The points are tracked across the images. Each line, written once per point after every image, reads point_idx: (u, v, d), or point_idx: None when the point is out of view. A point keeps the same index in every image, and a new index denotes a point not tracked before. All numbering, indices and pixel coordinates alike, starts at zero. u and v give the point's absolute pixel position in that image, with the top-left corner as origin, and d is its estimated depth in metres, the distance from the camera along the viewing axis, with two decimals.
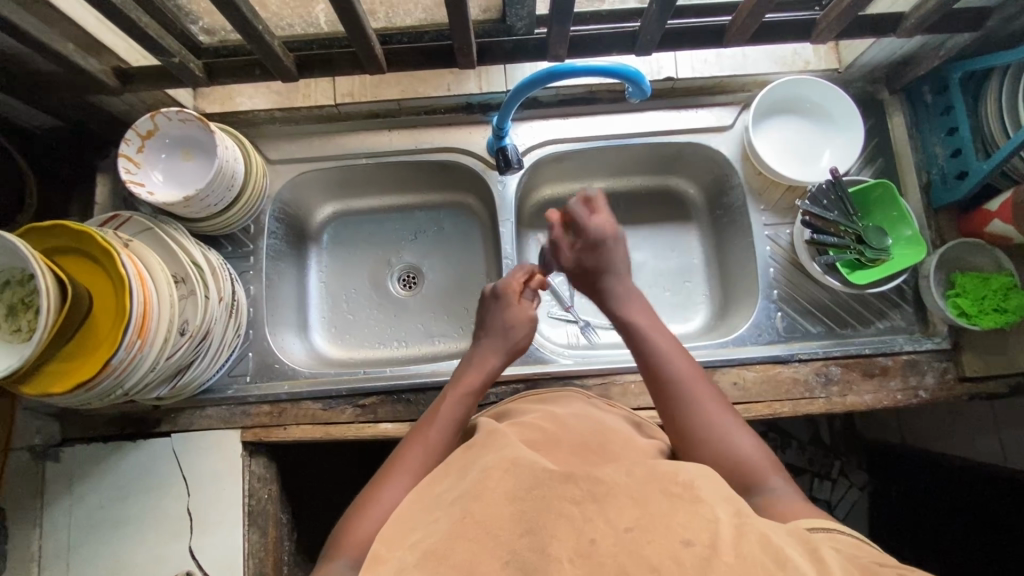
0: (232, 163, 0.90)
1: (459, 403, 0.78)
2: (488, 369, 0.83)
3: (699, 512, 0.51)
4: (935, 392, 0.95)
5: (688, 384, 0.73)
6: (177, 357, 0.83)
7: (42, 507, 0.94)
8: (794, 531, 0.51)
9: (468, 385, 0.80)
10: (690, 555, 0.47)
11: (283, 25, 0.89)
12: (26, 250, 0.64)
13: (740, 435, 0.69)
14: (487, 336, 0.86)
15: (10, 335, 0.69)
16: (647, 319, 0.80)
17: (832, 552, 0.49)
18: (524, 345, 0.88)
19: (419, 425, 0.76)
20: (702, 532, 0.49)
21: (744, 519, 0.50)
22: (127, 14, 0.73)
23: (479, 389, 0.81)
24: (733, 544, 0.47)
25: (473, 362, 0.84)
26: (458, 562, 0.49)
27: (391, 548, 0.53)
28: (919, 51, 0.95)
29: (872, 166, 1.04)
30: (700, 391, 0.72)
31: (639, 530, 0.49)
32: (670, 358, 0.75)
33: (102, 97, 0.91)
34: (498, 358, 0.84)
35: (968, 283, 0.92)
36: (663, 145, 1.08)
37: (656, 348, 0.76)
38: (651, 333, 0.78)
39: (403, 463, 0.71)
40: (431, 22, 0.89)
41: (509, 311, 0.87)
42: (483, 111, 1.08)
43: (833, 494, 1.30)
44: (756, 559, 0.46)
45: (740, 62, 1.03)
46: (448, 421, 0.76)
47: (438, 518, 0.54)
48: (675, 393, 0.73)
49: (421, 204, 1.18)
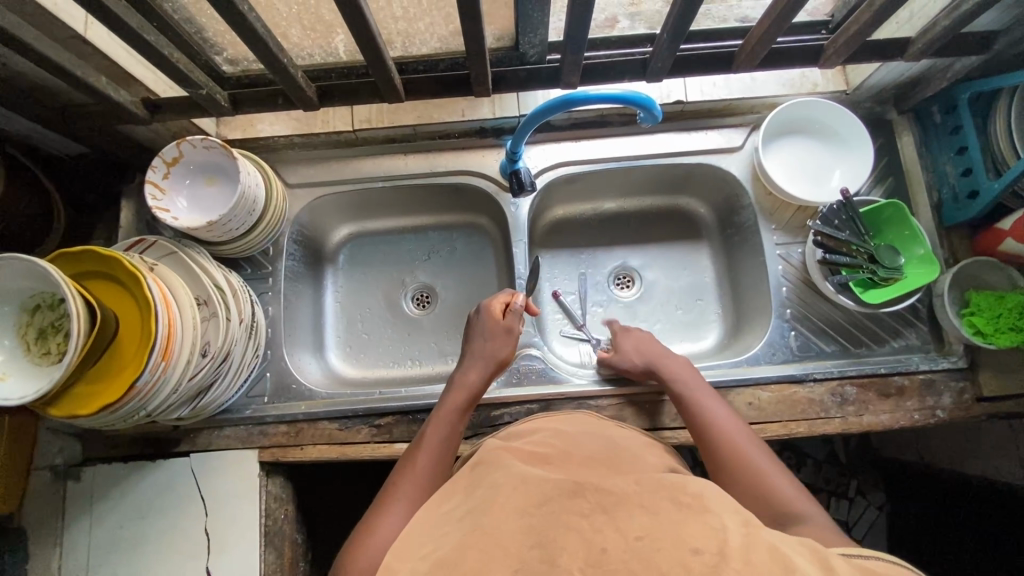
0: (253, 188, 0.93)
1: (444, 422, 0.81)
2: (470, 386, 0.86)
3: (707, 520, 0.50)
4: (952, 412, 0.95)
5: (731, 430, 0.77)
6: (199, 377, 0.85)
7: (63, 526, 0.95)
8: (804, 540, 0.51)
9: (455, 404, 0.84)
10: (698, 563, 0.46)
11: (305, 55, 0.90)
12: (58, 276, 0.66)
13: (780, 476, 0.71)
14: (468, 355, 0.90)
15: (39, 358, 0.71)
16: (691, 373, 0.88)
17: (843, 561, 0.48)
18: (508, 360, 0.91)
19: (409, 452, 0.79)
20: (709, 540, 0.48)
21: (752, 530, 0.50)
22: (158, 50, 0.76)
23: (465, 407, 0.84)
24: (741, 551, 0.46)
25: (457, 381, 0.87)
26: (467, 568, 0.49)
27: (402, 561, 0.54)
28: (926, 72, 0.97)
29: (882, 186, 1.05)
30: (740, 438, 0.76)
31: (649, 539, 0.49)
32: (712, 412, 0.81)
33: (130, 126, 0.95)
34: (481, 375, 0.87)
35: (983, 301, 0.92)
36: (673, 167, 1.09)
37: (699, 399, 0.83)
38: (695, 388, 0.85)
39: (399, 487, 0.73)
40: (446, 51, 0.92)
41: (494, 325, 0.91)
42: (497, 135, 1.10)
43: (851, 513, 1.28)
44: (764, 568, 0.45)
45: (748, 85, 1.05)
46: (435, 442, 0.78)
47: (448, 532, 0.55)
48: (716, 437, 0.77)
49: (435, 225, 1.20)
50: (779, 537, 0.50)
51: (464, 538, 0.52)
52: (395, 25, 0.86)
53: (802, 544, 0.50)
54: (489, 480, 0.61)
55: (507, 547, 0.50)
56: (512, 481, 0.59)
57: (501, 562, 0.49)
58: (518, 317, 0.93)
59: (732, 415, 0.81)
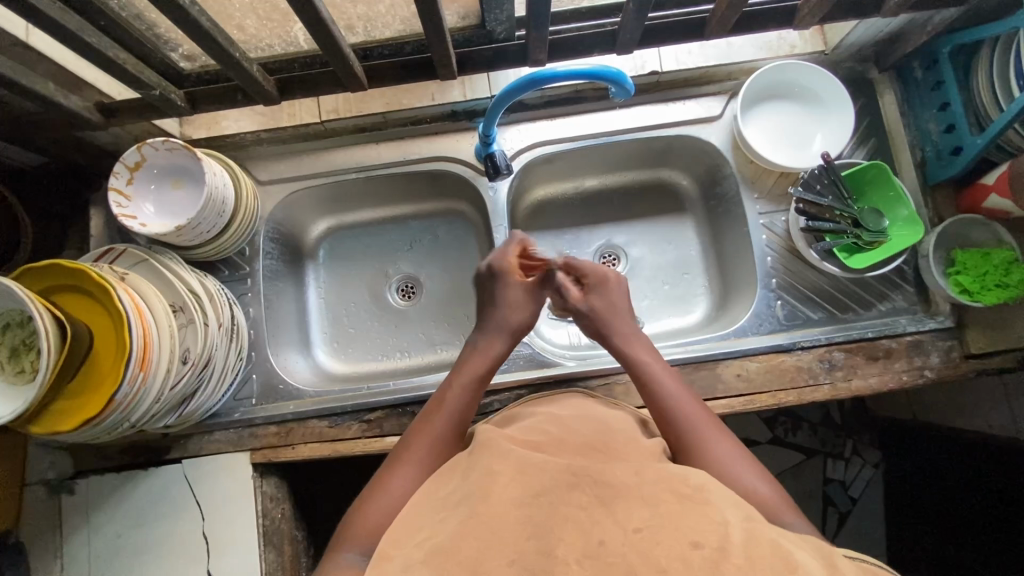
0: (221, 189, 0.90)
1: (462, 388, 0.76)
2: (492, 355, 0.80)
3: (708, 514, 0.50)
4: (941, 371, 0.95)
5: (702, 431, 0.69)
6: (181, 386, 0.84)
7: (60, 540, 0.95)
8: (813, 544, 0.51)
9: (473, 370, 0.79)
10: (699, 557, 0.46)
11: (263, 46, 0.87)
12: (21, 293, 0.64)
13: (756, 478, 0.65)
14: (491, 321, 0.84)
15: (14, 377, 0.70)
16: (658, 364, 0.77)
17: (846, 561, 0.49)
18: (529, 327, 0.85)
19: (420, 418, 0.75)
20: (709, 534, 0.48)
21: (755, 524, 0.50)
22: (105, 53, 0.73)
23: (484, 373, 0.79)
24: (744, 548, 0.47)
25: (479, 347, 0.81)
26: (464, 559, 0.49)
27: (398, 545, 0.54)
28: (905, 28, 0.94)
29: (865, 147, 1.03)
30: (710, 432, 0.69)
31: (648, 531, 0.49)
32: (681, 405, 0.72)
33: (89, 132, 0.92)
34: (503, 343, 0.82)
35: (969, 259, 0.91)
36: (653, 140, 1.07)
37: (665, 392, 0.73)
38: (662, 379, 0.75)
39: (410, 452, 0.71)
40: (410, 33, 0.88)
41: (509, 288, 0.85)
42: (469, 117, 1.07)
43: (847, 473, 1.28)
44: (764, 561, 0.46)
45: (724, 50, 1.03)
46: (452, 409, 0.74)
47: (446, 516, 0.55)
48: (693, 444, 0.68)
49: (414, 213, 1.18)
50: (780, 532, 0.50)
51: (458, 526, 0.52)
52: (354, 8, 0.83)
53: (808, 542, 0.51)
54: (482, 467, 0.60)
55: (503, 537, 0.50)
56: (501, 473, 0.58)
57: (496, 553, 0.49)
58: (549, 284, 0.86)
59: (699, 408, 0.72)
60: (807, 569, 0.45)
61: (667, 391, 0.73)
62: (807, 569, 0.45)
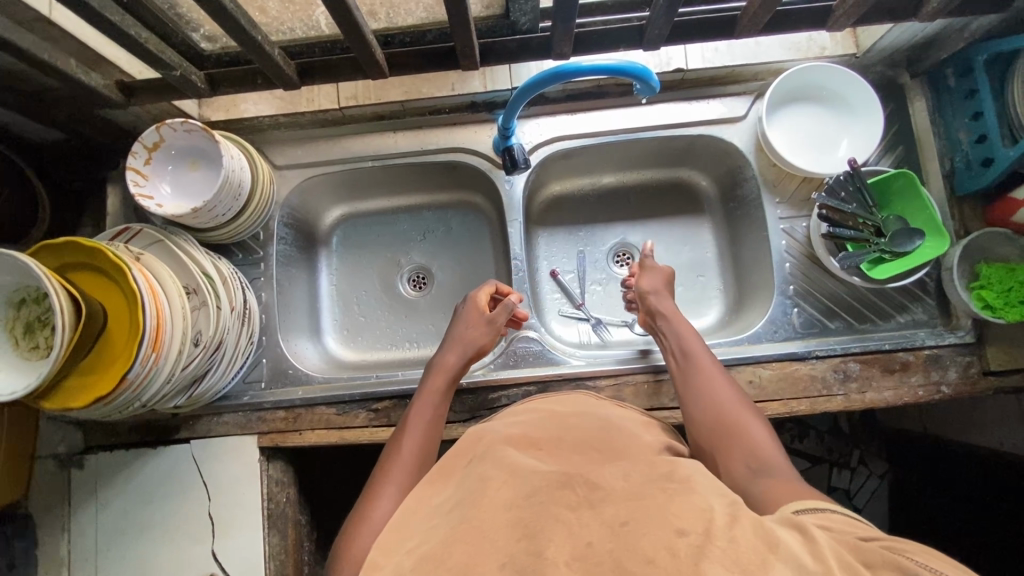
0: (238, 172, 0.90)
1: (428, 401, 0.81)
2: (451, 368, 0.86)
3: (694, 501, 0.49)
4: (958, 387, 0.93)
5: (711, 385, 0.78)
6: (192, 367, 0.84)
7: (69, 513, 0.97)
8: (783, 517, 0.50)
9: (437, 385, 0.84)
10: (685, 544, 0.44)
11: (282, 29, 0.86)
12: (37, 268, 0.64)
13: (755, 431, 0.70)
14: (450, 337, 0.90)
15: (28, 353, 0.70)
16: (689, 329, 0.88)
17: (822, 534, 0.46)
18: (489, 347, 0.91)
19: (395, 435, 0.79)
20: (694, 521, 0.46)
21: (738, 508, 0.48)
22: (126, 31, 0.72)
23: (447, 386, 0.85)
24: (727, 528, 0.45)
25: (437, 363, 0.87)
26: (454, 564, 0.47)
27: (388, 556, 0.53)
28: (941, 33, 0.91)
29: (892, 155, 1.01)
30: (719, 382, 0.78)
31: (635, 523, 0.47)
32: (699, 360, 0.82)
33: (108, 110, 0.92)
34: (460, 356, 0.88)
35: (994, 274, 0.88)
36: (674, 138, 1.05)
37: (690, 352, 0.84)
38: (688, 342, 0.85)
39: (390, 472, 0.72)
40: (432, 21, 0.86)
41: (472, 314, 0.92)
42: (488, 109, 1.06)
43: (853, 482, 1.26)
44: (747, 541, 0.44)
45: (752, 50, 1.00)
46: (420, 421, 0.79)
47: (434, 526, 0.54)
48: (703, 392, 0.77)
49: (429, 203, 1.17)
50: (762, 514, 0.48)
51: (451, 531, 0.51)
52: None
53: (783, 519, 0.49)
54: (480, 470, 0.59)
55: (496, 540, 0.49)
56: (501, 473, 0.57)
57: (488, 554, 0.47)
58: (505, 311, 0.91)
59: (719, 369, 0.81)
60: (787, 546, 0.43)
61: (690, 350, 0.84)
62: (786, 541, 0.45)
